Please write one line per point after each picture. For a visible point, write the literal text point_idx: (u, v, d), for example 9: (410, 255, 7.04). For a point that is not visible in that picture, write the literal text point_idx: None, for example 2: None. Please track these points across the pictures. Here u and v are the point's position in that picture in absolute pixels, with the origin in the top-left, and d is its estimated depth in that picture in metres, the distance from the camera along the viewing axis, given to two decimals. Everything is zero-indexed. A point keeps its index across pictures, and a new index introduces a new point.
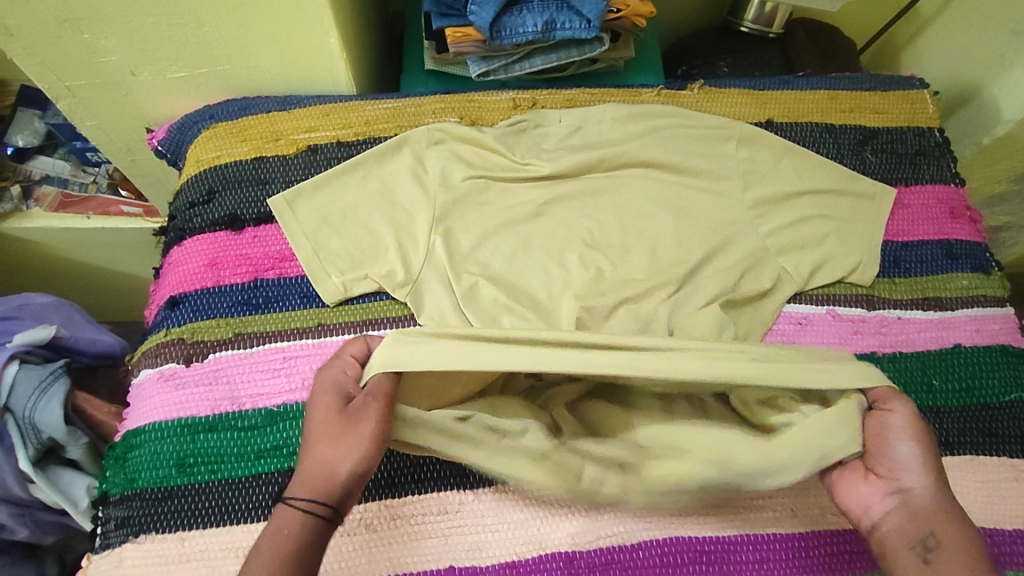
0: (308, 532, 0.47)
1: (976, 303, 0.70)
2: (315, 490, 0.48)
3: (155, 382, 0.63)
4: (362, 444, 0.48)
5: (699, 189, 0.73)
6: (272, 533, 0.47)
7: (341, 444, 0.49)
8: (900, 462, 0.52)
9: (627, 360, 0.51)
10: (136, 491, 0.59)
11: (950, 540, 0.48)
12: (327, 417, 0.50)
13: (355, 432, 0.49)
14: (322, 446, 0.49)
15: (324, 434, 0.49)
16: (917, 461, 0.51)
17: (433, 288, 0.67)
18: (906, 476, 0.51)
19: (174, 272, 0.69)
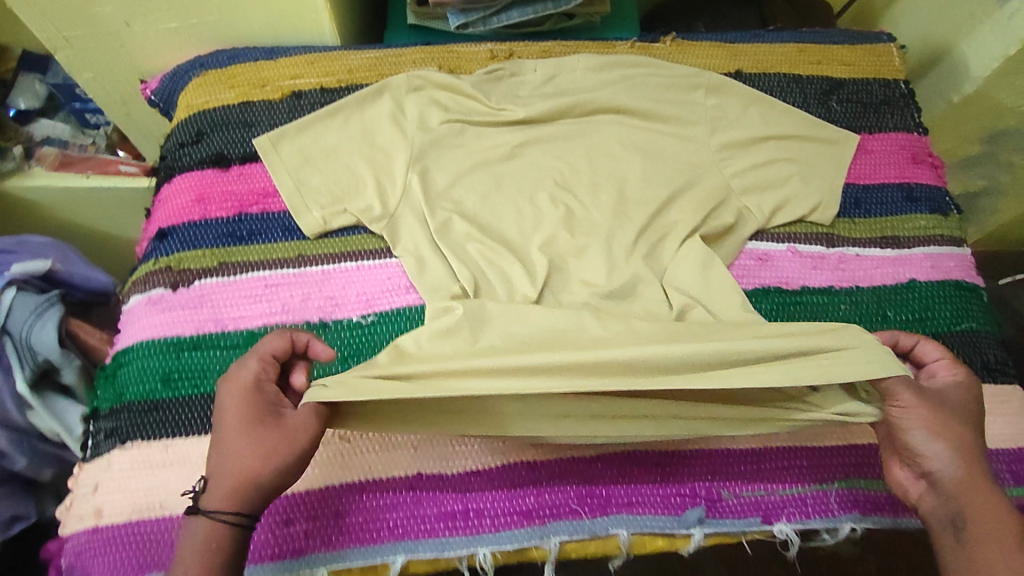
0: (229, 544, 0.49)
1: (933, 241, 0.72)
2: (236, 502, 0.49)
3: (143, 307, 0.66)
4: (287, 458, 0.50)
5: (668, 135, 0.76)
6: (195, 547, 0.48)
7: (265, 457, 0.49)
8: (923, 445, 0.53)
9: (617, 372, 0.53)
10: (124, 405, 0.62)
11: (980, 516, 0.51)
12: (251, 430, 0.50)
13: (280, 443, 0.50)
14: (245, 458, 0.49)
15: (249, 448, 0.49)
16: (942, 442, 0.53)
17: (408, 223, 0.70)
18: (932, 457, 0.53)
19: (163, 208, 0.72)
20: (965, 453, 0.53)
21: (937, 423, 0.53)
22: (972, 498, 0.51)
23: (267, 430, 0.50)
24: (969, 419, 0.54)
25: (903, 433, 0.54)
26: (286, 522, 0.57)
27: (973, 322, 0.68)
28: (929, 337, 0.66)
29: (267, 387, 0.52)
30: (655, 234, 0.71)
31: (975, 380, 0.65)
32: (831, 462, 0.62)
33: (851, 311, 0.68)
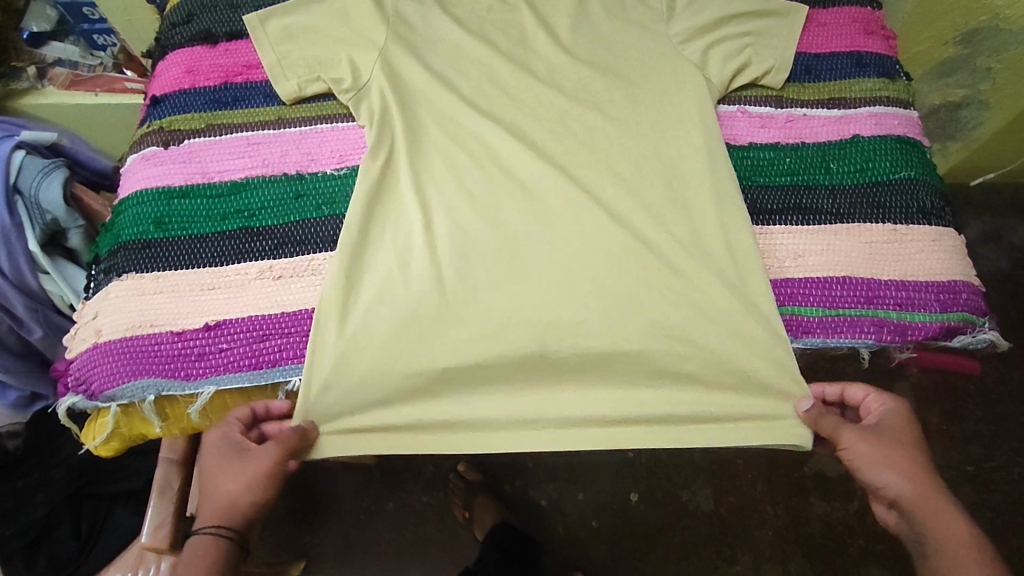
0: (218, 554, 0.60)
1: (878, 102, 0.75)
2: (224, 517, 0.61)
3: (139, 163, 0.73)
4: (251, 485, 0.61)
5: (631, 9, 0.79)
6: (191, 558, 0.60)
7: (236, 480, 0.61)
8: (870, 458, 0.60)
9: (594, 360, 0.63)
10: (121, 244, 0.69)
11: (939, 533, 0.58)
12: (223, 462, 0.62)
13: (251, 472, 0.61)
14: (224, 485, 0.62)
15: (223, 475, 0.62)
16: (885, 456, 0.60)
17: (374, 96, 0.74)
18: (880, 469, 0.59)
19: (157, 81, 0.78)
20: (903, 469, 0.59)
21: (880, 451, 0.60)
22: (921, 511, 0.58)
23: (240, 466, 0.61)
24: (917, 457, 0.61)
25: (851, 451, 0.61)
26: (262, 340, 0.63)
27: (913, 172, 0.70)
28: (917, 237, 0.67)
29: (238, 441, 0.63)
30: (619, 100, 0.74)
31: (911, 223, 0.68)
32: (819, 291, 0.65)
33: (796, 164, 0.72)
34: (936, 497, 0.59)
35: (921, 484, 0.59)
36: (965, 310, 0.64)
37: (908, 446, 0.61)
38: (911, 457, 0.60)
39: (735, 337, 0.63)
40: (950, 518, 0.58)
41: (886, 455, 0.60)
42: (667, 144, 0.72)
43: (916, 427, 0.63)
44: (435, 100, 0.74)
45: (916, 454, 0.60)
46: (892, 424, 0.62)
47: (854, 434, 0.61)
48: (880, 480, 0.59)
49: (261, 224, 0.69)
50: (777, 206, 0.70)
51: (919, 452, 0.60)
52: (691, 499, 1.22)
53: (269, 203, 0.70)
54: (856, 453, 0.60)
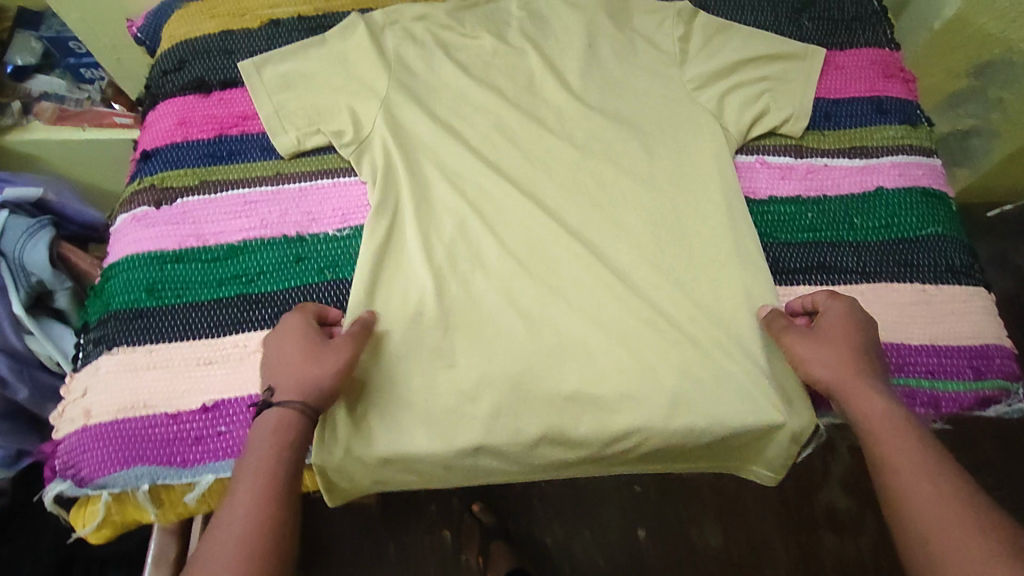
0: (296, 432, 0.54)
1: (901, 151, 0.72)
2: (304, 396, 0.55)
3: (129, 224, 0.69)
4: (337, 371, 0.56)
5: (645, 52, 0.76)
6: (263, 434, 0.53)
7: (324, 369, 0.56)
8: (808, 356, 0.58)
9: (613, 436, 0.60)
10: (111, 313, 0.65)
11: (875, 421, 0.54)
12: (308, 345, 0.57)
13: (337, 359, 0.57)
14: (306, 366, 0.56)
15: (306, 361, 0.56)
16: (822, 347, 0.58)
17: (376, 150, 0.70)
18: (818, 364, 0.57)
19: (148, 132, 0.74)
20: (841, 358, 0.57)
21: (820, 349, 0.58)
22: (848, 390, 0.55)
23: (334, 350, 0.57)
24: (860, 351, 0.58)
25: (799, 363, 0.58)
26: None
27: (940, 227, 0.68)
28: (945, 298, 0.64)
29: (320, 338, 0.58)
30: (633, 152, 0.71)
31: (940, 283, 0.65)
32: None
33: (818, 219, 0.69)
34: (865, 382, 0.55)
35: (852, 374, 0.56)
36: (1000, 376, 0.62)
37: (842, 341, 0.58)
38: (845, 354, 0.57)
39: (763, 411, 0.60)
40: (873, 400, 0.54)
41: (816, 356, 0.58)
42: (683, 199, 0.69)
43: (864, 327, 0.59)
44: (440, 153, 0.71)
45: (855, 354, 0.57)
46: (835, 328, 0.59)
47: (787, 331, 0.60)
48: (809, 374, 0.58)
49: (261, 290, 0.65)
50: (801, 264, 0.67)
51: (859, 347, 0.57)
52: (700, 536, 1.19)
53: (269, 268, 0.66)
54: (792, 349, 0.59)
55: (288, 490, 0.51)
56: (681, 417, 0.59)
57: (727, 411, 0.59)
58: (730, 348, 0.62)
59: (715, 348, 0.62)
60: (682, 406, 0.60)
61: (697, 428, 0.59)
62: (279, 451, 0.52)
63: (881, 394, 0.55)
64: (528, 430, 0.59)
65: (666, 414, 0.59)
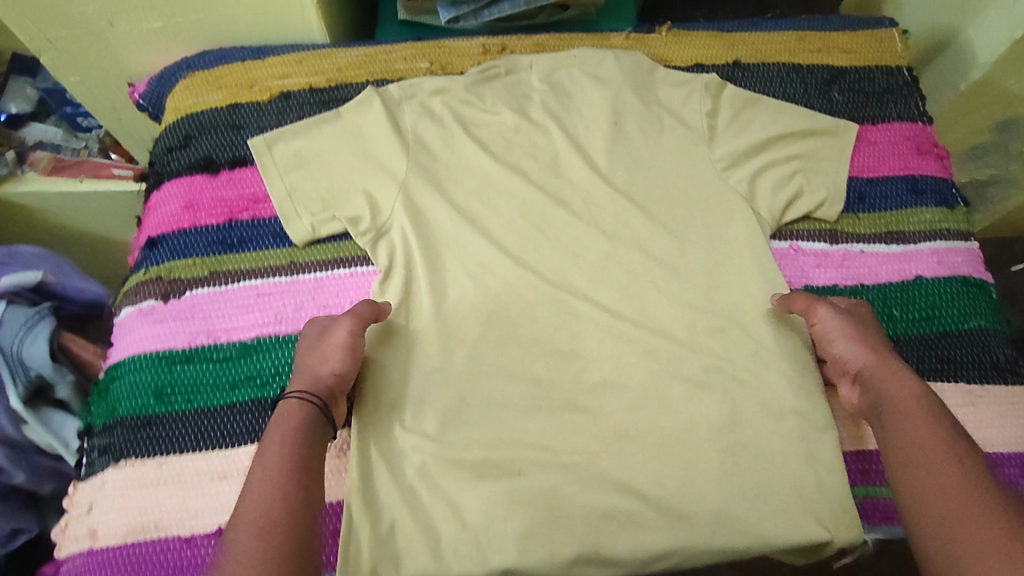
0: (308, 416, 0.55)
1: (939, 236, 0.70)
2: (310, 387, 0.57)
3: (135, 319, 0.65)
4: (340, 351, 0.59)
5: (673, 128, 0.73)
6: (277, 423, 0.55)
7: (328, 354, 0.59)
8: (838, 336, 0.60)
9: (653, 557, 0.56)
10: (117, 420, 0.61)
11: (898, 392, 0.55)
12: (317, 334, 0.61)
13: (341, 337, 0.59)
14: (313, 356, 0.59)
15: (313, 352, 0.59)
16: (849, 329, 0.60)
17: (396, 240, 0.68)
18: (846, 344, 0.60)
19: (153, 215, 0.71)
20: (868, 343, 0.59)
21: (847, 330, 0.60)
22: (871, 370, 0.57)
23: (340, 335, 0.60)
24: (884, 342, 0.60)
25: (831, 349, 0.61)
26: None
27: (982, 320, 0.66)
28: (991, 401, 0.62)
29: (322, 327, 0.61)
30: (662, 238, 0.69)
31: (984, 382, 0.63)
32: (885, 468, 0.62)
33: None
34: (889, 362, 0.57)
35: (883, 357, 0.58)
36: None
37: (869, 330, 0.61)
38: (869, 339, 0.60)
39: (811, 528, 0.56)
40: (889, 377, 0.56)
41: (842, 335, 0.60)
42: (717, 289, 0.66)
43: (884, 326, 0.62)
44: (463, 239, 0.68)
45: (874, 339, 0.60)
46: (858, 315, 0.62)
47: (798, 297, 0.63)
48: (840, 351, 0.60)
49: (276, 393, 0.62)
50: None
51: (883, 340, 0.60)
52: None
53: (285, 369, 0.63)
54: (819, 324, 0.62)
55: (303, 473, 0.52)
56: (723, 536, 0.56)
57: (772, 529, 0.57)
58: (772, 458, 0.59)
59: (755, 457, 0.59)
60: (724, 524, 0.57)
61: (742, 547, 0.56)
62: (295, 435, 0.54)
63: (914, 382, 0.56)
64: (563, 552, 0.56)
65: (708, 533, 0.56)
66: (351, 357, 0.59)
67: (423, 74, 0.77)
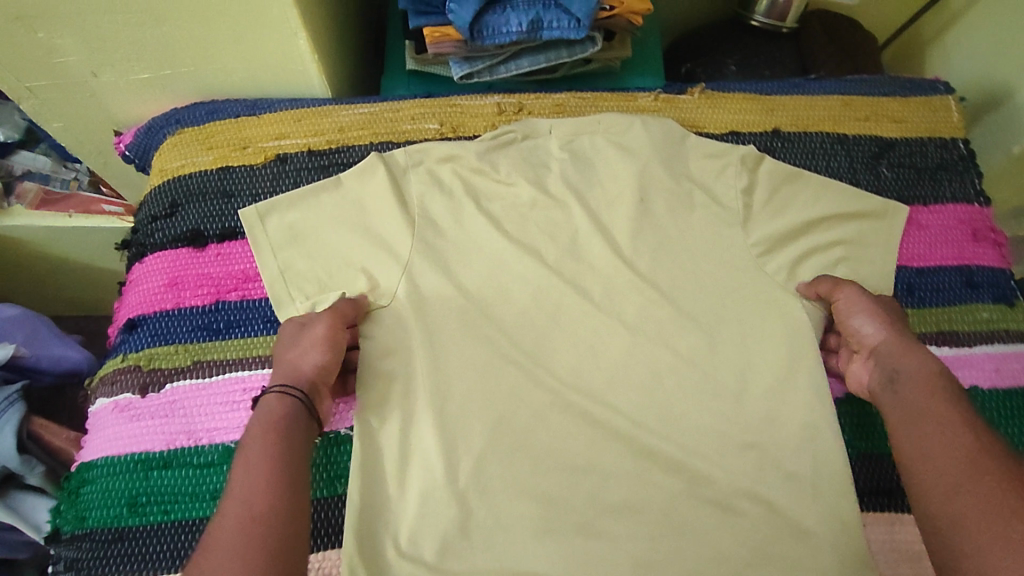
0: (287, 410, 0.53)
1: (996, 338, 0.64)
2: (292, 380, 0.55)
3: (109, 414, 0.60)
4: (320, 342, 0.57)
5: (706, 207, 0.66)
6: (258, 416, 0.52)
7: (308, 348, 0.57)
8: (856, 313, 0.60)
9: None
10: (86, 532, 0.56)
11: (907, 366, 0.55)
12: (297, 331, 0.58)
13: (320, 332, 0.57)
14: (294, 352, 0.57)
15: (292, 346, 0.57)
16: (869, 305, 0.60)
17: (399, 329, 0.62)
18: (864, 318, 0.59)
19: (133, 292, 0.65)
20: (887, 324, 0.58)
21: (866, 307, 0.59)
22: (886, 347, 0.57)
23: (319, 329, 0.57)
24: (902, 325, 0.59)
25: (847, 321, 0.60)
26: None
27: None
28: None
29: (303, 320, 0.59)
30: (691, 333, 0.63)
31: None
32: None
33: None
34: (905, 338, 0.57)
35: (898, 334, 0.57)
36: None
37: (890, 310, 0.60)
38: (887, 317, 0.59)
39: None
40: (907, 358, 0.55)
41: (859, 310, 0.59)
42: (750, 395, 0.61)
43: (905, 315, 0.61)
44: (473, 327, 0.63)
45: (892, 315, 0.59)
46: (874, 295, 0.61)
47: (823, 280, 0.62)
48: (859, 326, 0.59)
49: None
50: (882, 479, 0.61)
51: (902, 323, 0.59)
52: None
53: None
54: (841, 300, 0.61)
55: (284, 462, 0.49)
56: None
57: None
58: None
59: None
60: None
61: None
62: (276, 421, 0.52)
63: (927, 355, 0.55)
64: None
65: None
66: (333, 346, 0.57)
67: (433, 138, 0.71)
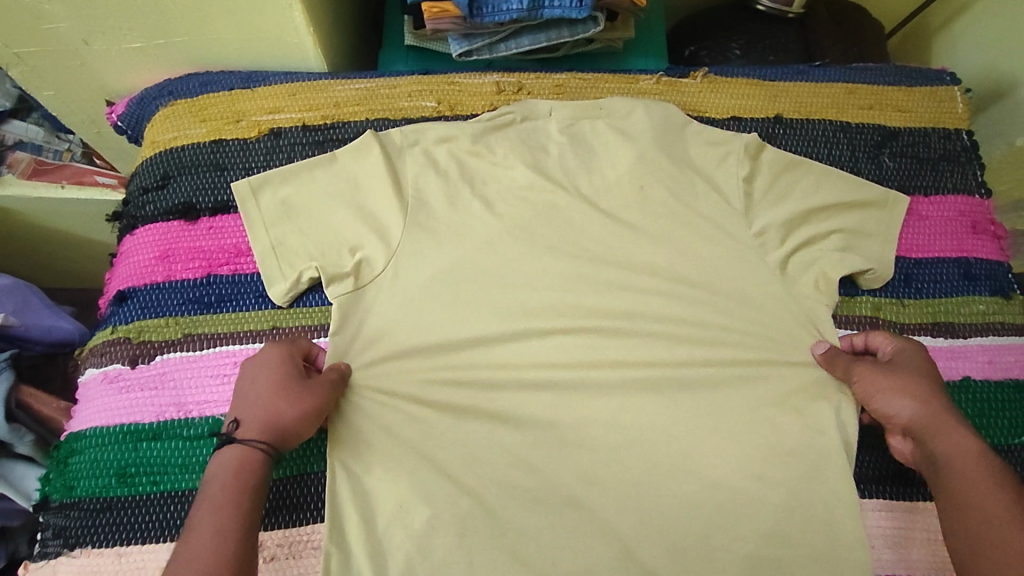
0: (254, 471, 0.51)
1: (991, 330, 0.64)
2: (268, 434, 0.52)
3: (99, 384, 0.60)
4: (308, 412, 0.54)
5: (705, 194, 0.65)
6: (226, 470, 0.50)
7: (296, 408, 0.54)
8: (881, 393, 0.56)
9: None
10: (74, 501, 0.56)
11: (955, 458, 0.51)
12: (283, 380, 0.54)
13: (310, 400, 0.54)
14: (274, 405, 0.53)
15: (281, 396, 0.53)
16: (898, 381, 0.56)
17: (391, 306, 0.62)
18: (891, 400, 0.55)
19: (125, 264, 0.65)
20: (925, 396, 0.55)
21: (895, 383, 0.56)
22: (928, 423, 0.53)
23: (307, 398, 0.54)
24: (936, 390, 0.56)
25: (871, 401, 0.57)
26: None
27: None
28: None
29: (291, 373, 0.55)
30: (685, 317, 0.63)
31: None
32: None
33: None
34: (948, 416, 0.53)
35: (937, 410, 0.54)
36: None
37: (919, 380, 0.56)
38: (916, 383, 0.55)
39: None
40: (956, 437, 0.52)
41: (885, 385, 0.56)
42: (743, 383, 0.61)
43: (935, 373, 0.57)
44: (470, 308, 0.63)
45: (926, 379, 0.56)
46: (902, 361, 0.57)
47: (838, 361, 0.59)
48: (886, 408, 0.55)
49: None
50: (874, 467, 0.60)
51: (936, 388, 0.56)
52: None
53: None
54: (858, 383, 0.57)
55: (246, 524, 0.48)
56: None
57: None
58: None
59: None
60: None
61: None
62: (250, 487, 0.50)
63: (972, 437, 0.52)
64: None
65: None
66: (318, 414, 0.55)
67: (430, 116, 0.70)
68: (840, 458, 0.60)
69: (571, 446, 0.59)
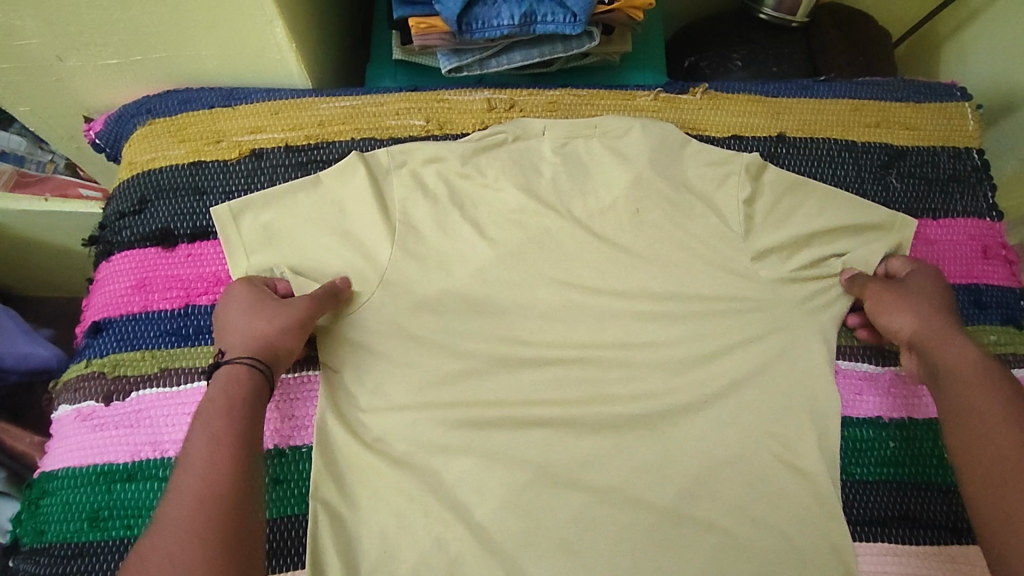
0: (251, 385, 0.52)
1: (1001, 362, 0.61)
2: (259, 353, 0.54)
3: (72, 422, 0.57)
4: (291, 325, 0.55)
5: (704, 219, 0.63)
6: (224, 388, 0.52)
7: (278, 325, 0.55)
8: (888, 308, 0.59)
9: None
10: (45, 546, 0.53)
11: (955, 365, 0.54)
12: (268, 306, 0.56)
13: (291, 314, 0.55)
14: (258, 327, 0.55)
15: (259, 316, 0.55)
16: (907, 300, 0.58)
17: (376, 337, 0.59)
18: (895, 315, 0.58)
19: (100, 293, 0.62)
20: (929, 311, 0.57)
21: (904, 297, 0.58)
22: (931, 337, 0.56)
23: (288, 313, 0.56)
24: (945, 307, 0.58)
25: (880, 317, 0.59)
26: None
27: None
28: None
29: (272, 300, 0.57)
30: (684, 348, 0.61)
31: None
32: None
33: (901, 451, 0.59)
34: (949, 327, 0.56)
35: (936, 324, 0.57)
36: None
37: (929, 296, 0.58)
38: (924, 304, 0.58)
39: None
40: (957, 349, 0.55)
41: (894, 304, 0.58)
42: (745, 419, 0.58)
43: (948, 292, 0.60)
44: (459, 340, 0.60)
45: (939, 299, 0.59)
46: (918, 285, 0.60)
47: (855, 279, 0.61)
48: (890, 322, 0.58)
49: None
50: (880, 508, 0.57)
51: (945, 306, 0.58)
52: None
53: None
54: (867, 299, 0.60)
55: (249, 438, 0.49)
56: None
57: None
58: None
59: None
60: None
61: None
62: (246, 399, 0.51)
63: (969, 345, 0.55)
64: None
65: None
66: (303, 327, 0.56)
67: (418, 135, 0.67)
68: (844, 498, 0.57)
69: (564, 485, 0.56)
